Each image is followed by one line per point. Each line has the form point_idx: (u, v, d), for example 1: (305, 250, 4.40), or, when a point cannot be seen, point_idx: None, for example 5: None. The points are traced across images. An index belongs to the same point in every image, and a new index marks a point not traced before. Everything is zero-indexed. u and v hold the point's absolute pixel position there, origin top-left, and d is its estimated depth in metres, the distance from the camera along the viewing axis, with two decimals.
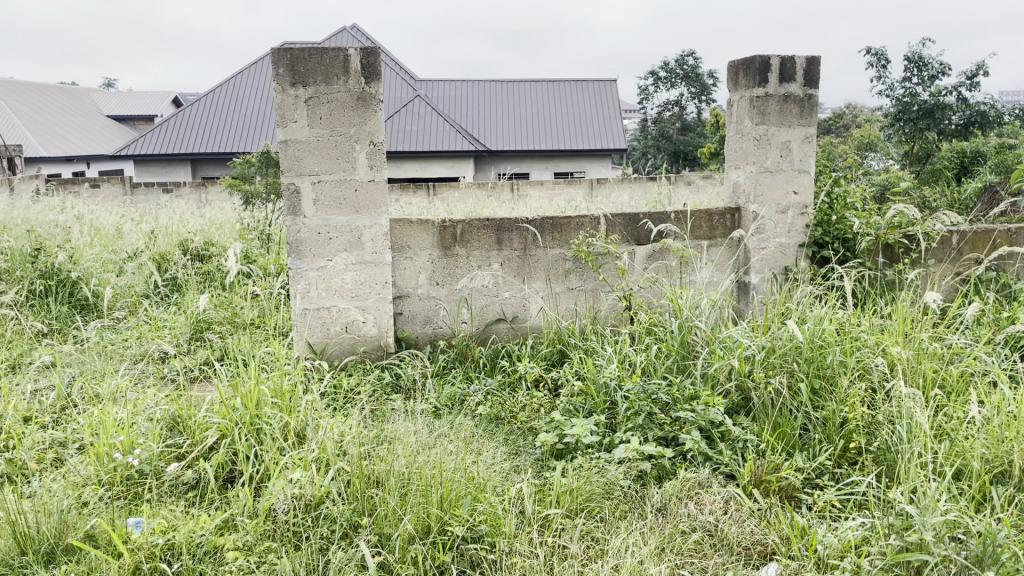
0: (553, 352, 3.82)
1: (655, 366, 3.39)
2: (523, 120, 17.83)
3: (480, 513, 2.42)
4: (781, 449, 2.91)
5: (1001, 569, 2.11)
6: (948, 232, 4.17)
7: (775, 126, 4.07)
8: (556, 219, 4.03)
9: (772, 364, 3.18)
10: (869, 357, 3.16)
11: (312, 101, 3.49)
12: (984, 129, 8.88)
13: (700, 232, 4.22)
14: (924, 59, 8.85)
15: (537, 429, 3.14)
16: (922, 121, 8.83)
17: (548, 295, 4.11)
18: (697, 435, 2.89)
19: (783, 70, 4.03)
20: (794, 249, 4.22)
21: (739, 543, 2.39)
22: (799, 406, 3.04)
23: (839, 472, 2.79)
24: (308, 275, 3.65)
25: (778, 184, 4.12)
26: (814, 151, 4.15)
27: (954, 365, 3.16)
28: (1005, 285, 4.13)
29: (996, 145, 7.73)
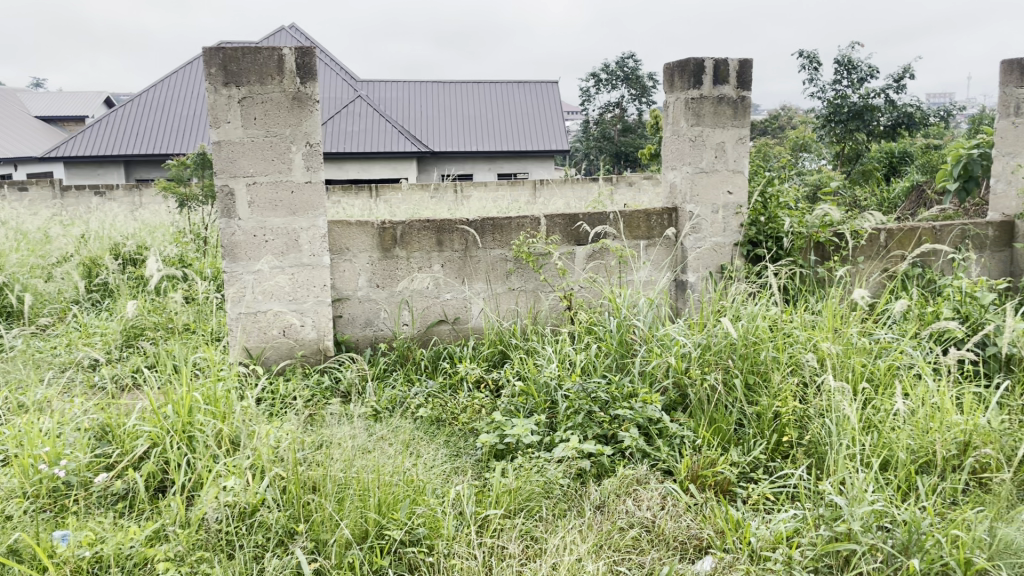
0: (495, 353, 3.83)
1: (594, 365, 3.43)
2: (466, 121, 17.80)
3: (418, 516, 2.41)
4: (717, 444, 2.97)
5: (925, 557, 2.17)
6: (876, 231, 4.31)
7: (709, 127, 4.15)
8: (496, 220, 4.04)
9: (707, 361, 3.24)
10: (801, 353, 3.24)
11: (246, 101, 3.43)
12: (910, 130, 9.20)
13: (638, 232, 4.28)
14: (853, 61, 9.10)
15: (477, 430, 3.14)
16: (852, 122, 9.09)
17: (489, 296, 4.11)
18: (635, 432, 2.94)
19: (716, 73, 4.11)
20: (728, 248, 4.31)
21: (675, 538, 2.42)
22: (734, 401, 3.11)
23: (772, 466, 2.86)
24: (244, 279, 3.58)
25: (714, 184, 4.21)
26: (747, 151, 4.24)
27: (882, 359, 3.26)
28: (930, 281, 4.29)
29: (922, 145, 8.00)
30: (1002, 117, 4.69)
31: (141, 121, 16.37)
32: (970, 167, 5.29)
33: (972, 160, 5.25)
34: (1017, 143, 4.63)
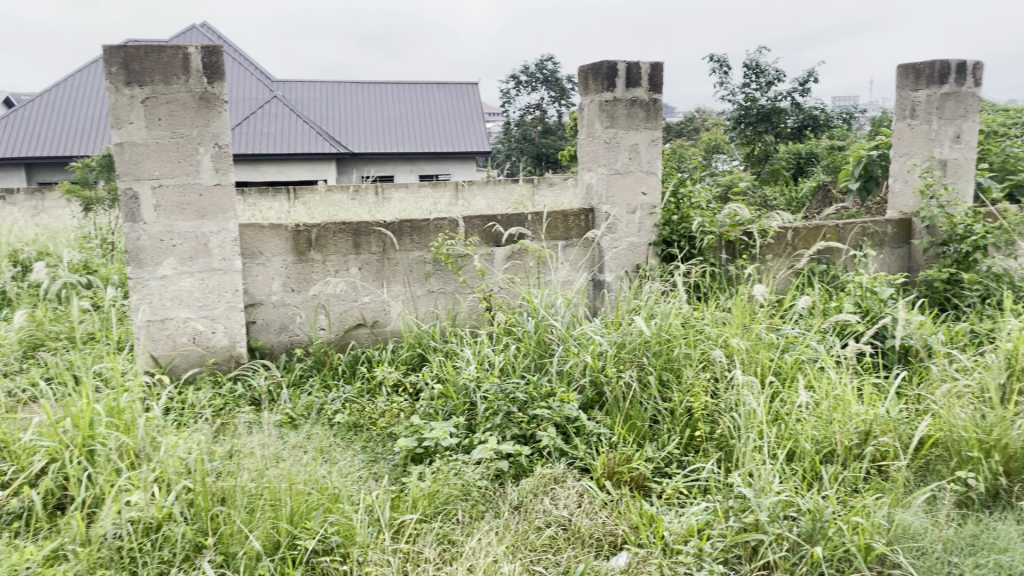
0: (413, 356, 3.80)
1: (512, 366, 3.44)
2: (386, 122, 17.64)
3: (332, 524, 2.38)
4: (632, 441, 3.03)
5: (828, 544, 2.26)
6: (783, 229, 4.45)
7: (623, 129, 4.22)
8: (414, 221, 4.02)
9: (622, 359, 3.30)
10: (712, 349, 3.33)
11: (150, 101, 3.32)
12: (815, 132, 9.56)
13: (555, 233, 4.32)
14: (761, 66, 9.39)
15: (396, 435, 3.11)
16: (760, 125, 9.47)
17: (407, 299, 4.08)
18: (552, 431, 2.97)
19: (629, 76, 4.18)
20: (643, 248, 4.39)
21: (591, 535, 2.45)
22: (649, 398, 3.18)
23: (685, 460, 2.93)
24: (150, 285, 3.44)
25: (629, 185, 4.28)
26: (659, 153, 4.34)
27: (789, 353, 3.38)
28: (834, 277, 4.47)
29: (826, 146, 8.32)
30: (899, 120, 4.94)
31: (42, 122, 15.64)
32: (869, 167, 5.58)
33: (871, 161, 5.55)
34: (912, 144, 4.89)
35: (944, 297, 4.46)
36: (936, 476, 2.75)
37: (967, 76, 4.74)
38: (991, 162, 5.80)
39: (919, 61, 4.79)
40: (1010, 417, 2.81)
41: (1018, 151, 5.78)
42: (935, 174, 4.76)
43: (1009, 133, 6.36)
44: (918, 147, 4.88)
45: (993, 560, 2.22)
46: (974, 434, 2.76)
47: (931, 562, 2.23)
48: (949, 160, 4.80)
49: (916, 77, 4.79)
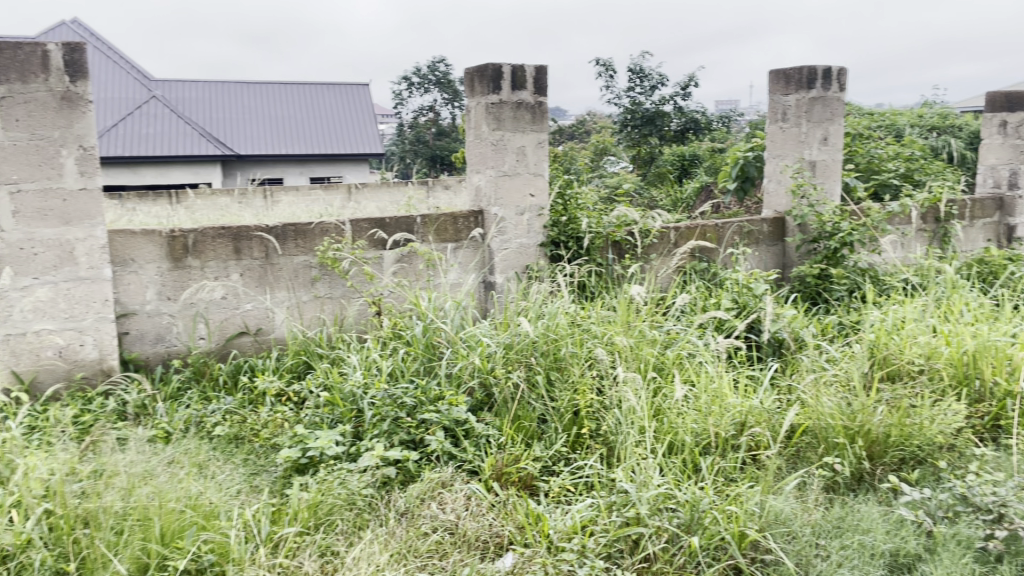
0: (299, 364, 3.69)
1: (401, 371, 3.39)
2: (273, 124, 17.17)
3: (206, 542, 2.28)
4: (521, 441, 3.05)
5: (705, 533, 2.33)
6: (665, 229, 4.59)
7: (509, 131, 4.24)
8: (299, 225, 3.91)
9: (511, 360, 3.31)
10: (597, 347, 3.38)
11: (6, 101, 3.11)
12: (697, 135, 9.78)
13: (444, 235, 4.29)
14: (645, 70, 9.65)
15: (279, 446, 3.02)
16: (645, 128, 9.75)
17: (292, 305, 3.96)
18: (441, 435, 2.95)
19: (514, 78, 4.21)
20: (533, 249, 4.41)
21: (478, 538, 2.44)
22: (537, 398, 3.21)
23: (572, 457, 2.98)
24: (9, 296, 3.22)
25: (517, 187, 4.31)
26: (546, 155, 4.39)
27: (671, 349, 3.48)
28: (714, 274, 4.63)
29: (708, 148, 8.61)
30: (771, 123, 5.18)
31: None
32: (746, 168, 5.83)
33: (748, 163, 5.81)
34: (784, 146, 5.13)
35: (815, 291, 4.69)
36: (807, 463, 2.88)
37: (833, 82, 5.00)
38: (857, 163, 6.14)
39: (788, 67, 5.02)
40: (872, 403, 2.97)
41: (881, 153, 6.14)
42: (805, 174, 4.99)
43: (873, 136, 6.75)
44: (789, 149, 5.11)
45: (857, 540, 2.35)
46: (840, 421, 2.91)
47: (801, 545, 2.33)
48: (818, 162, 5.05)
49: (786, 82, 5.03)
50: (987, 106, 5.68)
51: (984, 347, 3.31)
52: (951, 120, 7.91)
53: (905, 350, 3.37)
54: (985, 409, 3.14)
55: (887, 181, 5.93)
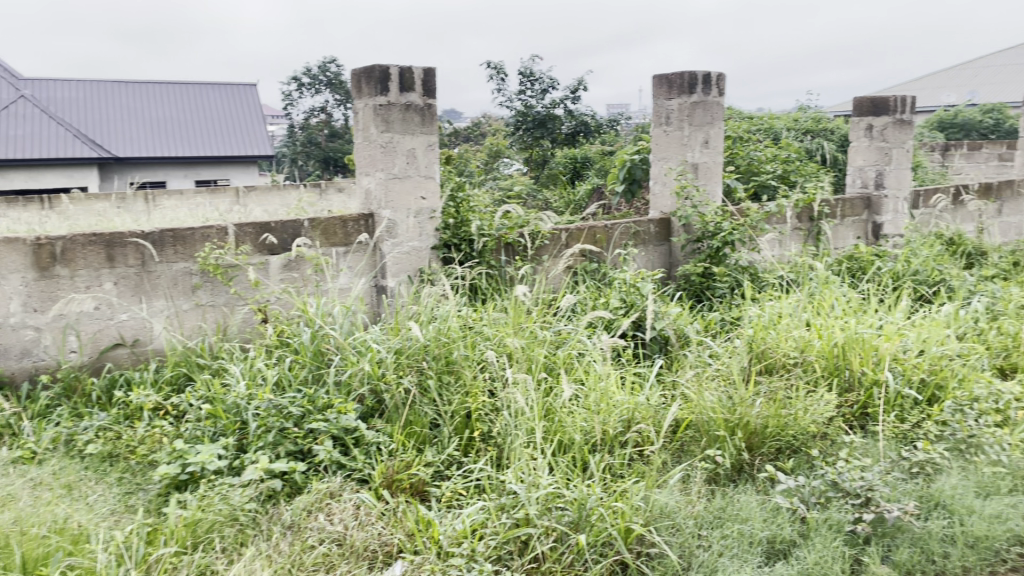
0: (179, 376, 3.53)
1: (288, 380, 3.28)
2: (154, 125, 16.44)
3: (72, 569, 2.16)
4: (412, 446, 3.02)
5: (593, 531, 2.37)
6: (556, 230, 4.65)
7: (399, 134, 4.19)
8: (177, 231, 3.74)
9: (402, 365, 3.27)
10: (489, 349, 3.38)
11: None
12: (588, 138, 9.94)
13: (333, 239, 4.18)
14: (535, 73, 9.74)
15: (157, 462, 2.87)
16: (536, 130, 9.84)
17: (172, 314, 3.78)
18: (329, 444, 2.88)
19: (402, 80, 4.16)
20: (426, 252, 4.37)
21: (366, 548, 2.40)
22: (428, 402, 3.18)
23: (464, 461, 2.97)
24: None
25: (407, 189, 4.26)
26: (436, 158, 4.37)
27: (562, 349, 3.53)
28: (604, 274, 4.72)
29: (599, 150, 8.77)
30: (656, 126, 5.32)
31: None
32: (633, 171, 5.99)
33: (635, 165, 5.97)
34: (669, 149, 5.27)
35: (699, 290, 4.85)
36: (691, 455, 2.98)
37: (712, 87, 5.17)
38: (738, 165, 6.38)
39: (670, 72, 5.17)
40: (750, 396, 3.09)
41: (759, 155, 6.41)
42: (688, 176, 5.16)
43: (752, 139, 7.04)
44: (673, 152, 5.26)
45: (736, 529, 2.44)
46: (720, 414, 3.01)
47: (684, 537, 2.41)
48: (700, 164, 5.22)
49: (669, 87, 5.17)
50: (854, 110, 6.01)
51: (852, 339, 3.50)
52: (823, 124, 8.34)
53: (781, 343, 3.52)
54: (854, 398, 3.32)
55: (766, 182, 6.20)
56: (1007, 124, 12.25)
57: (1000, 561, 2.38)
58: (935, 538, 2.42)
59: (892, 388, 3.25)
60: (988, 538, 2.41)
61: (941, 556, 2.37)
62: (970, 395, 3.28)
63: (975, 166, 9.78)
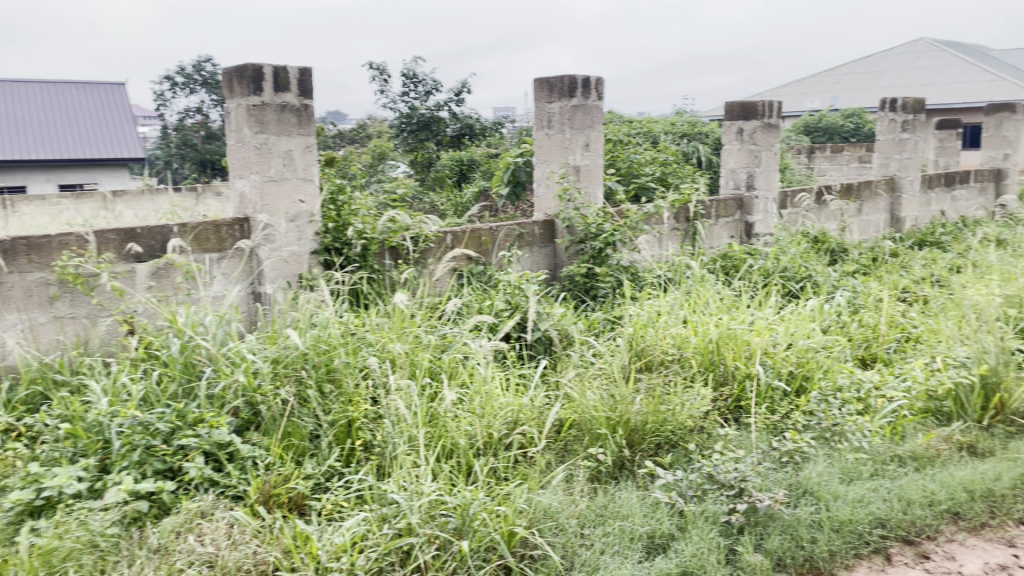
0: (35, 395, 3.27)
1: (155, 395, 3.08)
2: (11, 125, 15.36)
3: None
4: (290, 459, 2.91)
5: (476, 537, 2.34)
6: (441, 233, 4.61)
7: (275, 134, 4.05)
8: (31, 239, 3.49)
9: (280, 375, 3.13)
10: (372, 356, 3.30)
11: None
12: (473, 140, 9.93)
13: (206, 244, 3.99)
14: (418, 75, 9.66)
15: (9, 488, 2.65)
16: (421, 132, 9.76)
17: (27, 328, 3.50)
18: (200, 461, 2.74)
19: (277, 80, 4.03)
20: (306, 257, 4.23)
21: (239, 568, 2.29)
22: (308, 413, 3.07)
23: (345, 471, 2.89)
24: None
25: (284, 192, 4.12)
26: (315, 160, 4.25)
27: (448, 353, 3.49)
28: (490, 277, 4.71)
29: (484, 153, 8.78)
30: (538, 129, 5.35)
31: None
32: (517, 173, 6.03)
33: (518, 168, 6.01)
34: (551, 151, 5.32)
35: (583, 290, 4.92)
36: (574, 455, 3.00)
37: (592, 91, 5.25)
38: (619, 168, 6.51)
39: (551, 76, 5.22)
40: (631, 393, 3.15)
41: (639, 158, 6.57)
42: (570, 179, 5.22)
43: (632, 142, 7.21)
44: (555, 154, 5.31)
45: (617, 526, 2.47)
46: (602, 413, 3.05)
47: (566, 537, 2.42)
48: (582, 166, 5.29)
49: (549, 90, 5.22)
50: (725, 114, 6.25)
51: (726, 335, 3.62)
52: (698, 128, 8.64)
53: (661, 340, 3.60)
54: (728, 392, 3.44)
55: (645, 184, 6.35)
56: (866, 128, 13.07)
57: (863, 543, 2.52)
58: (804, 524, 2.52)
59: (763, 381, 3.38)
60: (851, 522, 2.54)
61: (809, 541, 2.47)
62: (834, 385, 3.45)
63: (838, 168, 10.38)
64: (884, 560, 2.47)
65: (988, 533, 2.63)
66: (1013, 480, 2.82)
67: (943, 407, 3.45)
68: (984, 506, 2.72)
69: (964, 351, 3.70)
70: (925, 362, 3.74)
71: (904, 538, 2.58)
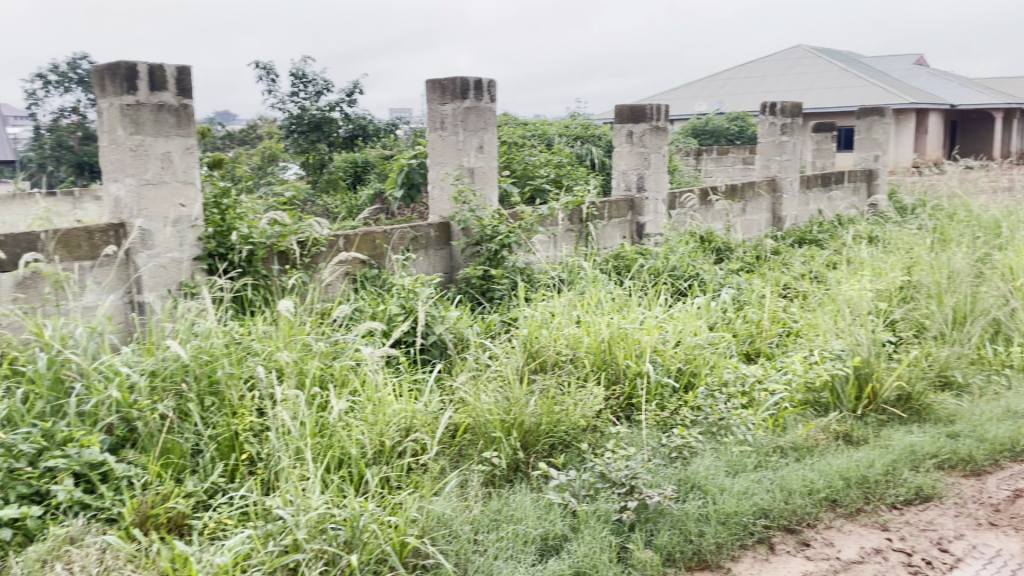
0: None
1: (19, 414, 2.85)
2: None
3: None
4: (170, 477, 2.77)
5: (365, 550, 2.29)
6: (332, 237, 4.50)
7: (151, 136, 3.85)
8: None
9: (157, 390, 2.97)
10: (258, 366, 3.17)
11: None
12: (366, 142, 9.76)
13: (77, 252, 3.74)
14: (308, 75, 9.42)
15: None
16: (312, 134, 9.52)
17: None
18: (69, 484, 2.57)
19: (152, 78, 3.83)
20: (188, 263, 4.03)
21: None
22: (189, 427, 2.93)
23: (230, 487, 2.77)
24: None
25: (163, 196, 3.92)
26: (196, 162, 4.06)
27: (339, 361, 3.40)
28: (385, 281, 4.63)
29: (379, 155, 8.64)
30: (431, 131, 5.29)
31: None
32: (411, 175, 5.96)
33: (412, 170, 5.94)
34: (444, 153, 5.27)
35: (479, 292, 4.91)
36: (468, 459, 2.97)
37: (484, 93, 5.23)
38: (514, 170, 6.52)
39: (442, 77, 5.17)
40: (525, 395, 3.14)
41: (533, 160, 6.60)
42: (464, 181, 5.19)
43: (526, 144, 7.24)
44: (449, 157, 5.26)
45: (511, 530, 2.46)
46: (496, 416, 3.03)
47: (459, 544, 2.39)
48: (476, 169, 5.26)
49: (442, 92, 5.17)
50: (615, 117, 6.36)
51: (618, 334, 3.68)
52: (591, 131, 8.77)
53: (555, 341, 3.62)
54: (620, 390, 3.49)
55: (540, 186, 6.38)
56: (749, 131, 13.60)
57: (748, 534, 2.59)
58: (692, 518, 2.58)
59: (653, 379, 3.45)
60: (737, 514, 2.62)
61: (697, 534, 2.53)
62: (720, 380, 3.56)
63: (723, 169, 10.76)
64: (768, 549, 2.55)
65: (863, 518, 2.75)
66: (885, 467, 2.97)
67: (821, 398, 3.62)
68: (859, 492, 2.85)
69: (840, 344, 3.88)
70: (804, 355, 3.89)
71: (786, 527, 2.67)
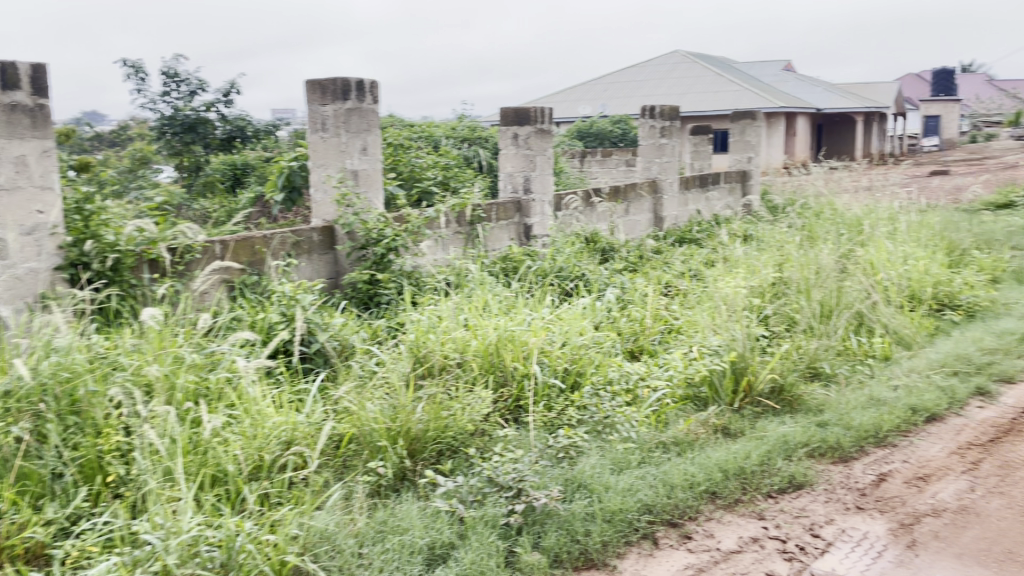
0: None
1: None
2: None
3: None
4: (27, 505, 2.57)
5: (241, 570, 2.19)
6: (208, 242, 4.31)
7: (3, 138, 3.57)
8: None
9: (11, 411, 2.72)
10: (126, 381, 2.99)
11: None
12: (245, 143, 9.41)
13: None
14: (180, 74, 9.01)
15: None
16: (186, 135, 9.10)
17: None
18: None
19: (3, 76, 3.55)
20: (47, 274, 3.76)
21: None
22: (49, 450, 2.73)
23: (95, 512, 2.61)
24: None
25: (17, 203, 3.64)
26: (55, 166, 3.79)
27: (215, 373, 3.25)
28: (266, 288, 4.48)
29: (259, 158, 8.36)
30: (311, 132, 5.14)
31: None
32: (291, 178, 5.79)
33: (293, 173, 5.78)
34: (327, 155, 5.13)
35: (365, 297, 4.83)
36: (352, 470, 2.90)
37: (366, 94, 5.13)
38: (400, 172, 6.44)
39: (322, 77, 5.03)
40: (411, 402, 3.08)
41: (420, 163, 6.54)
42: (348, 184, 5.06)
43: (411, 146, 7.17)
44: (331, 159, 5.13)
45: (396, 541, 2.41)
46: (382, 424, 2.96)
47: (343, 559, 2.33)
48: (359, 171, 5.14)
49: (322, 92, 5.03)
50: (501, 119, 6.37)
51: (505, 336, 3.68)
52: (477, 133, 8.77)
53: (442, 345, 3.58)
54: (508, 392, 3.50)
55: (426, 188, 6.32)
56: (631, 134, 13.96)
57: (633, 530, 2.63)
58: (578, 518, 2.60)
59: (540, 380, 3.47)
60: (621, 511, 2.67)
61: (583, 534, 2.55)
62: (605, 378, 3.63)
63: (607, 172, 11.00)
64: (652, 544, 2.60)
65: (741, 508, 2.84)
66: (759, 458, 3.10)
67: (700, 393, 3.74)
68: (737, 484, 2.95)
69: (717, 339, 4.02)
70: (684, 352, 4.01)
71: (670, 521, 2.73)
